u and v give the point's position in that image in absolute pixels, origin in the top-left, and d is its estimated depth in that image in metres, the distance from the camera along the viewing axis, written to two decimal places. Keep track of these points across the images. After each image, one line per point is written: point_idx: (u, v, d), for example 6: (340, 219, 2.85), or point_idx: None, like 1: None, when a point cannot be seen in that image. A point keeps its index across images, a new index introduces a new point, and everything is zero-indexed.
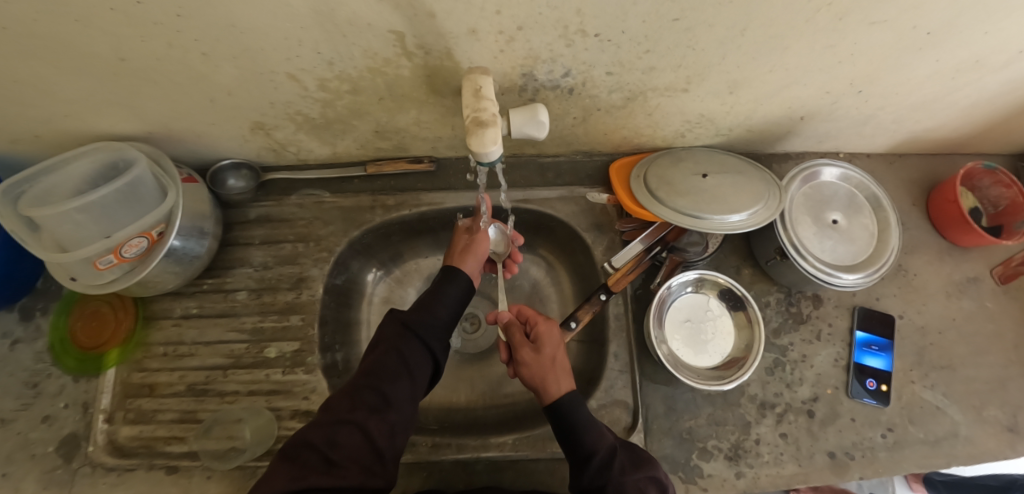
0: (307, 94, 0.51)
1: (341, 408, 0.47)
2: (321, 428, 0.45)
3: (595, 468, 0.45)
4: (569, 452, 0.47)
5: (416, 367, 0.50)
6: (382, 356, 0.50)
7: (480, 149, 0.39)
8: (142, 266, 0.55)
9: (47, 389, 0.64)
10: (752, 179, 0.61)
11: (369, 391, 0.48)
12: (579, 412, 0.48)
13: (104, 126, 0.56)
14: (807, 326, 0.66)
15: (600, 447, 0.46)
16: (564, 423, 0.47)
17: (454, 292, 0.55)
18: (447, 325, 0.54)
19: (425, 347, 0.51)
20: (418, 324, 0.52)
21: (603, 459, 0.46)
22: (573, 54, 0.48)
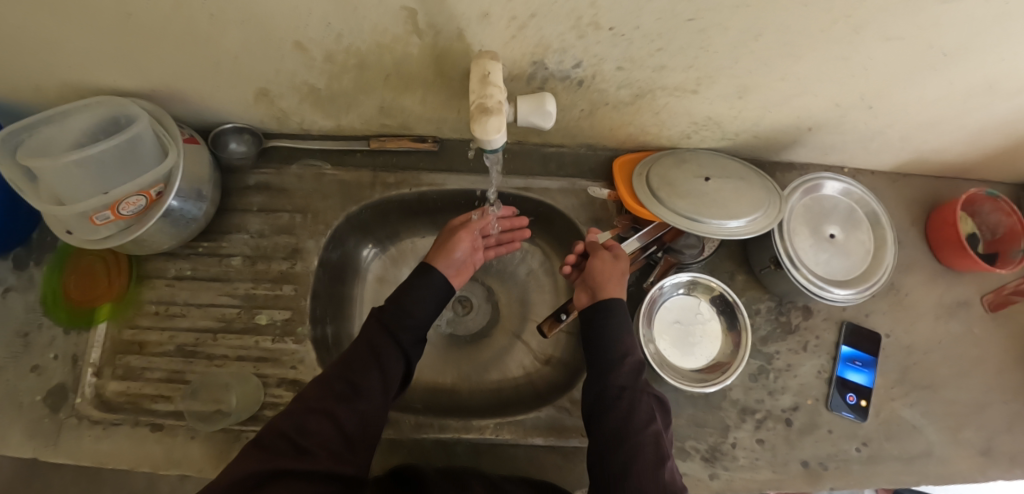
0: (313, 65, 0.51)
1: (313, 395, 0.47)
2: (292, 416, 0.46)
3: (622, 370, 0.50)
4: (602, 353, 0.51)
5: (388, 362, 0.50)
6: (357, 348, 0.50)
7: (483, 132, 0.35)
8: (141, 225, 0.55)
9: (38, 339, 0.64)
10: (754, 186, 0.61)
11: (341, 381, 0.48)
12: (620, 319, 0.53)
13: (107, 81, 0.56)
14: (795, 336, 0.66)
15: (631, 356, 0.51)
16: (604, 321, 0.52)
17: (434, 290, 0.55)
18: (424, 324, 0.54)
19: (399, 343, 0.52)
20: (392, 321, 0.52)
21: (629, 367, 0.50)
22: (584, 46, 0.47)
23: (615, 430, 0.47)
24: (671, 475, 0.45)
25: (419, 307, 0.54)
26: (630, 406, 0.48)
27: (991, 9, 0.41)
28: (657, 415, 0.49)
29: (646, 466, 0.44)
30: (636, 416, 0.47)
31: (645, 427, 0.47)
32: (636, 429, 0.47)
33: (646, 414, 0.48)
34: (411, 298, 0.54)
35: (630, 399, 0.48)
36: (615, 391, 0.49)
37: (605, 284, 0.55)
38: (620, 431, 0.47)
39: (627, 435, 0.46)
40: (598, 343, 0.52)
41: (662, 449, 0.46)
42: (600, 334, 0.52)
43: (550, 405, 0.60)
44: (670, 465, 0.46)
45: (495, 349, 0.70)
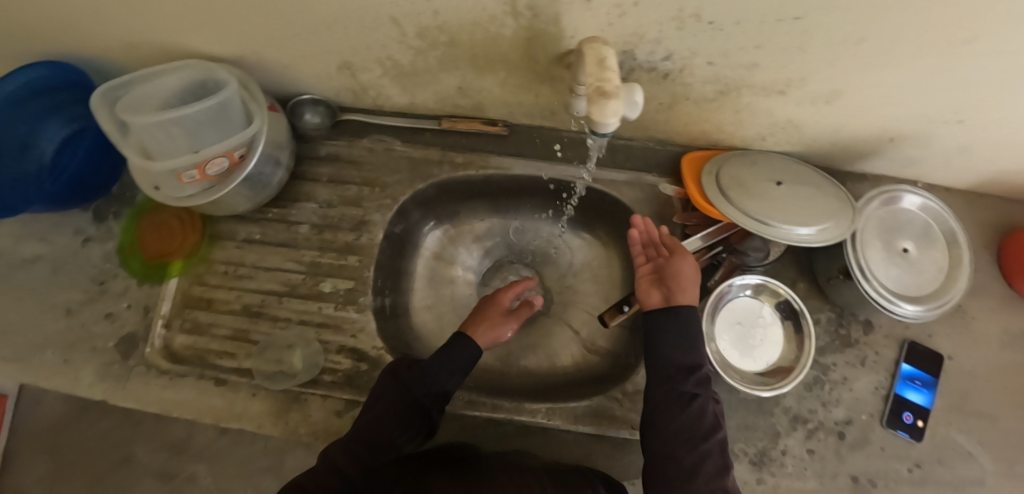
0: (404, 41, 0.51)
1: (336, 458, 0.49)
2: (313, 477, 0.48)
3: (695, 376, 0.50)
4: (677, 355, 0.51)
5: (409, 424, 0.53)
6: (380, 411, 0.52)
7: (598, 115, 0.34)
8: (222, 186, 0.57)
9: (113, 288, 0.67)
10: (828, 195, 0.59)
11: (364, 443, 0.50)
12: (696, 324, 0.53)
13: (200, 45, 0.58)
14: (853, 350, 0.65)
15: (702, 362, 0.52)
16: (682, 325, 0.52)
17: (460, 360, 0.56)
18: (448, 387, 0.55)
19: (422, 408, 0.53)
20: (414, 385, 0.54)
21: (700, 373, 0.51)
22: (679, 38, 0.47)
23: (684, 434, 0.48)
24: (731, 479, 0.48)
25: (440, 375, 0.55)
26: (700, 411, 0.49)
27: None
28: (720, 422, 0.51)
29: (711, 472, 0.47)
30: (705, 423, 0.49)
31: (711, 435, 0.49)
32: (705, 435, 0.48)
33: (714, 421, 0.49)
34: (437, 364, 0.55)
35: (701, 405, 0.49)
36: (686, 396, 0.50)
37: (688, 289, 0.54)
38: (689, 436, 0.48)
39: (697, 439, 0.48)
40: (672, 345, 0.52)
41: (724, 455, 0.49)
42: (675, 335, 0.52)
43: (602, 395, 0.60)
44: (730, 472, 0.48)
45: (544, 336, 0.71)
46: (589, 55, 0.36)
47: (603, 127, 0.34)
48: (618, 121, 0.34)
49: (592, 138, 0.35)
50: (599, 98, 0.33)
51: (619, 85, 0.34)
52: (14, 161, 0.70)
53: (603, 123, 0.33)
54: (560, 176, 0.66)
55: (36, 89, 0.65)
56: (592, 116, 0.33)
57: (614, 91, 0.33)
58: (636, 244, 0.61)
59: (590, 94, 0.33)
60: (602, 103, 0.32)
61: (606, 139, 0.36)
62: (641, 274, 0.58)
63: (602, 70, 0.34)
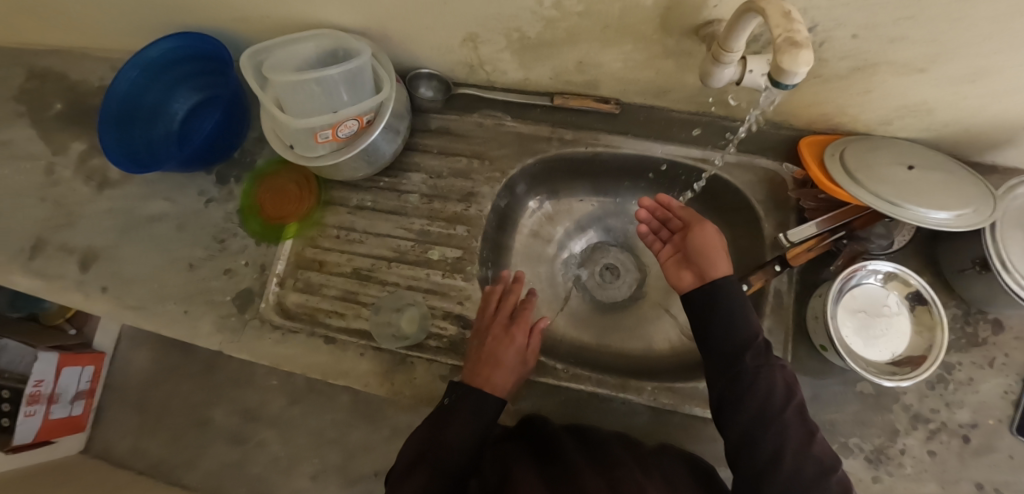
0: (537, 11, 0.52)
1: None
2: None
3: (751, 350, 0.47)
4: (724, 336, 0.48)
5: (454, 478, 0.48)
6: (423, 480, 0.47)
7: (789, 65, 0.33)
8: (349, 148, 0.60)
9: (232, 246, 0.72)
10: (963, 181, 0.56)
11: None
12: (741, 296, 0.50)
13: (335, 16, 0.61)
14: (981, 350, 0.61)
15: (755, 333, 0.48)
16: (724, 304, 0.49)
17: (479, 415, 0.52)
18: (476, 438, 0.51)
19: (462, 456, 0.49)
20: (441, 447, 0.50)
21: (755, 345, 0.48)
22: (829, 8, 0.46)
23: (756, 414, 0.45)
24: (823, 445, 0.45)
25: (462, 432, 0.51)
26: (767, 384, 0.46)
27: None
28: (794, 388, 0.47)
29: (800, 444, 0.44)
30: (774, 397, 0.45)
31: (787, 409, 0.45)
32: (779, 410, 0.45)
33: (785, 391, 0.46)
34: (457, 419, 0.51)
35: (767, 379, 0.46)
36: (749, 375, 0.46)
37: (713, 257, 0.53)
38: (762, 415, 0.45)
39: (773, 416, 0.45)
40: (719, 326, 0.49)
41: (808, 423, 0.45)
42: (721, 316, 0.49)
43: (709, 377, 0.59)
44: (818, 437, 0.45)
45: (639, 318, 0.70)
46: (769, 9, 0.34)
47: (791, 77, 0.34)
48: (805, 72, 0.34)
49: (772, 89, 0.36)
50: (788, 49, 0.33)
51: (807, 37, 0.33)
52: (145, 127, 0.75)
53: (793, 73, 0.33)
54: (667, 156, 0.65)
55: (175, 59, 0.70)
56: (785, 66, 0.33)
57: (802, 42, 0.33)
58: (650, 233, 0.62)
59: (777, 43, 0.33)
60: (794, 51, 0.32)
61: (784, 91, 0.36)
62: (667, 260, 0.58)
63: (790, 21, 0.33)
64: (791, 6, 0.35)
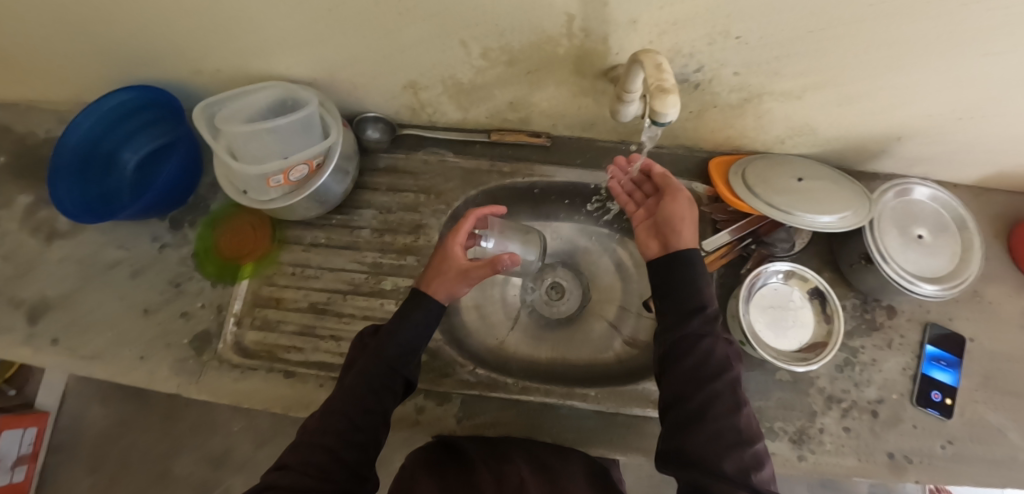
0: (468, 60, 0.59)
1: (315, 430, 0.48)
2: (297, 452, 0.47)
3: (699, 319, 0.51)
4: (682, 300, 0.52)
5: (382, 388, 0.51)
6: (357, 380, 0.50)
7: (660, 105, 0.40)
8: (300, 192, 0.64)
9: (188, 289, 0.73)
10: (846, 189, 0.65)
11: (340, 418, 0.48)
12: (702, 269, 0.54)
13: (284, 67, 0.66)
14: (880, 333, 0.69)
15: (708, 306, 0.52)
16: (688, 273, 0.53)
17: (426, 318, 0.54)
18: (413, 347, 0.53)
19: (390, 364, 0.51)
20: (381, 348, 0.52)
21: (706, 315, 0.51)
22: (710, 52, 0.54)
23: (691, 374, 0.49)
24: (746, 419, 0.48)
25: (399, 349, 0.52)
26: (707, 351, 0.50)
27: None
28: (732, 364, 0.51)
29: (722, 409, 0.47)
30: (712, 363, 0.49)
31: (721, 376, 0.48)
32: (712, 375, 0.48)
33: (724, 361, 0.49)
34: (399, 328, 0.53)
35: (708, 346, 0.50)
36: (694, 336, 0.50)
37: (679, 229, 0.56)
38: (698, 374, 0.49)
39: (706, 379, 0.48)
40: (675, 291, 0.53)
41: (737, 397, 0.48)
42: (679, 283, 0.53)
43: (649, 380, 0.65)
44: (745, 412, 0.48)
45: (586, 330, 0.75)
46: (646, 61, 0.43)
47: (664, 115, 0.40)
48: (677, 111, 0.40)
49: (652, 127, 0.42)
50: (660, 93, 0.40)
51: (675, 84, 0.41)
52: (97, 177, 0.75)
53: (665, 112, 0.40)
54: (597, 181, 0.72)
55: (128, 110, 0.72)
56: (657, 105, 0.40)
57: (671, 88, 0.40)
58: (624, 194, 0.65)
59: (652, 90, 0.40)
60: (664, 96, 0.39)
61: (661, 129, 0.42)
62: (640, 222, 0.61)
63: (660, 71, 0.41)
64: (663, 60, 0.43)
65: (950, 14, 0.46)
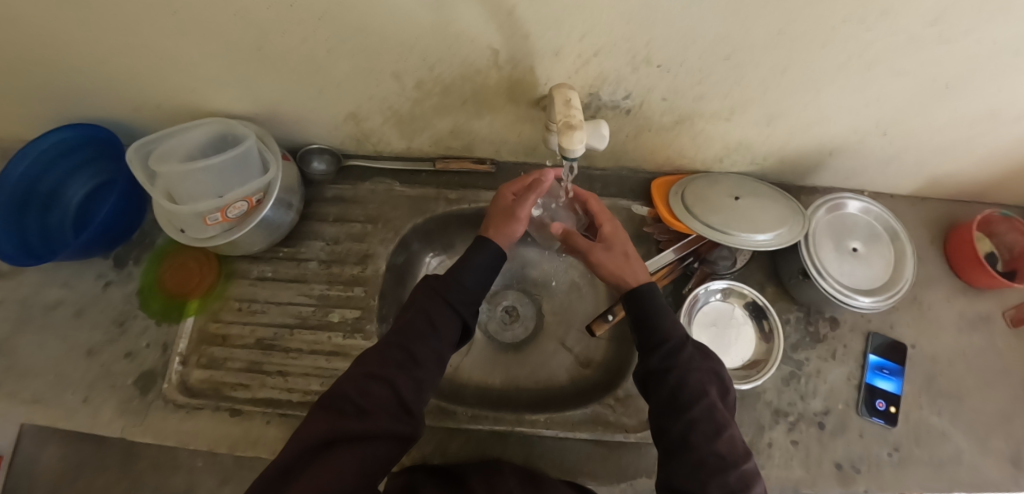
0: (403, 92, 0.60)
1: (373, 363, 0.51)
2: (354, 381, 0.49)
3: (664, 352, 0.53)
4: (647, 335, 0.55)
5: (443, 326, 0.54)
6: (413, 318, 0.54)
7: (568, 143, 0.44)
8: (241, 227, 0.64)
9: (132, 328, 0.71)
10: (781, 206, 0.67)
11: (398, 350, 0.52)
12: (660, 302, 0.56)
13: (220, 104, 0.65)
14: (824, 345, 0.71)
15: (673, 337, 0.54)
16: (647, 309, 0.56)
17: (489, 261, 0.59)
18: (474, 291, 0.57)
19: (452, 308, 0.55)
20: (445, 289, 0.56)
21: (671, 346, 0.53)
22: (635, 79, 0.56)
23: (667, 406, 0.50)
24: (730, 441, 0.48)
25: (461, 297, 0.56)
26: (677, 381, 0.51)
27: (982, 49, 0.48)
28: (710, 388, 0.51)
29: (702, 437, 0.48)
30: (685, 391, 0.50)
31: (695, 404, 0.49)
32: (687, 404, 0.50)
33: (697, 387, 0.50)
34: (462, 270, 0.57)
35: (679, 376, 0.51)
36: (663, 367, 0.52)
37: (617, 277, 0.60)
38: (673, 405, 0.50)
39: (682, 409, 0.49)
40: (642, 327, 0.56)
41: (717, 421, 0.49)
42: (645, 319, 0.56)
43: (597, 401, 0.65)
44: (727, 434, 0.49)
45: (540, 352, 0.76)
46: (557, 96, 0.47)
47: (572, 152, 0.44)
48: (583, 147, 0.44)
49: (564, 162, 0.46)
50: (567, 130, 0.43)
51: (583, 120, 0.45)
52: (37, 216, 0.74)
53: (571, 149, 0.43)
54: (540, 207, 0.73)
55: (68, 148, 0.71)
56: (564, 144, 0.43)
57: (577, 125, 0.44)
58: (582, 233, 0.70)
59: (561, 128, 0.44)
60: (571, 134, 0.43)
61: (573, 163, 0.46)
62: None
63: (568, 107, 0.45)
64: (572, 94, 0.47)
65: (850, 38, 0.48)
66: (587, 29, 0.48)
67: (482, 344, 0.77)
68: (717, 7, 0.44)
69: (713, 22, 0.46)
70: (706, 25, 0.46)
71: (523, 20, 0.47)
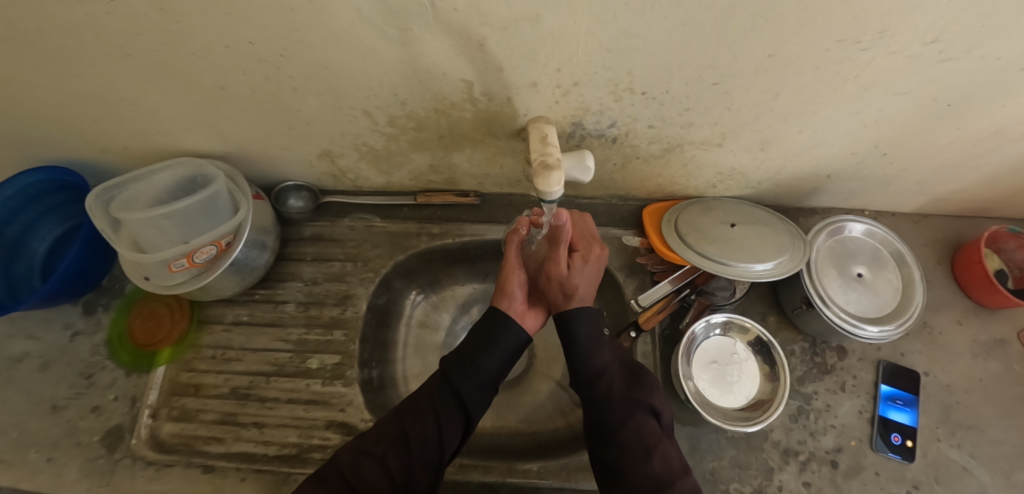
0: (376, 128, 0.57)
1: (369, 439, 0.51)
2: (350, 454, 0.50)
3: (587, 379, 0.54)
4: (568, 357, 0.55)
5: (445, 417, 0.52)
6: (418, 394, 0.54)
7: (544, 187, 0.47)
8: (209, 272, 0.61)
9: (99, 381, 0.67)
10: (778, 231, 0.64)
11: (393, 426, 0.52)
12: (582, 330, 0.54)
13: (187, 145, 0.62)
14: (832, 376, 0.67)
15: (596, 366, 0.54)
16: (570, 336, 0.54)
17: (504, 339, 0.54)
18: (491, 376, 0.54)
19: (456, 393, 0.53)
20: (457, 376, 0.53)
21: (593, 374, 0.54)
22: (620, 108, 0.53)
23: (597, 428, 0.52)
24: (664, 459, 0.50)
25: (473, 386, 0.53)
26: (606, 406, 0.52)
27: (985, 66, 0.45)
28: (637, 410, 0.52)
29: (634, 460, 0.49)
30: (611, 419, 0.52)
31: (623, 428, 0.51)
32: (615, 429, 0.51)
33: (624, 411, 0.52)
34: (483, 350, 0.53)
35: (603, 404, 0.53)
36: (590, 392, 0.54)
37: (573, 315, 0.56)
38: (603, 427, 0.52)
39: (611, 434, 0.51)
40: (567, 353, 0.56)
41: (645, 441, 0.50)
42: (572, 347, 0.54)
43: None
44: (659, 453, 0.50)
45: (531, 392, 0.73)
46: (533, 134, 0.51)
47: (550, 193, 0.47)
48: (561, 188, 0.48)
49: (543, 202, 0.49)
50: (545, 172, 0.47)
51: (559, 159, 0.49)
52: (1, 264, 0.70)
53: (549, 191, 0.47)
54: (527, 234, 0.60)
55: (40, 191, 0.68)
56: (539, 191, 0.47)
57: (554, 165, 0.48)
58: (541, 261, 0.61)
59: (538, 168, 0.48)
60: (546, 176, 0.46)
61: (554, 203, 0.50)
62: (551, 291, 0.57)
63: (544, 146, 0.49)
64: (549, 131, 0.51)
65: (845, 60, 0.45)
66: (564, 60, 0.45)
67: None
68: (699, 32, 0.41)
69: (696, 49, 0.43)
70: (690, 52, 0.44)
71: (495, 53, 0.44)
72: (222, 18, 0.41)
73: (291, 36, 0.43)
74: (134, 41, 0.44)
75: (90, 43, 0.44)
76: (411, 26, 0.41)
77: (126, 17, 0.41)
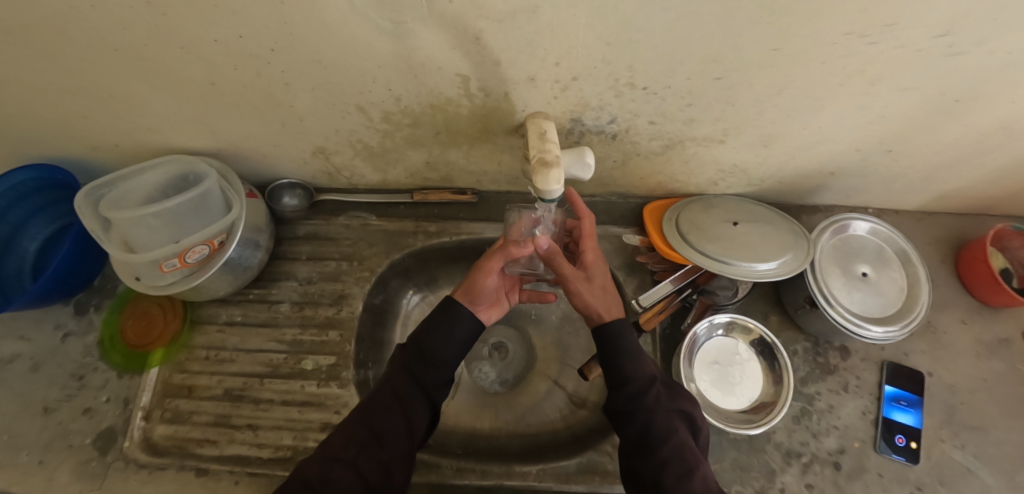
0: (370, 125, 0.56)
1: (336, 445, 0.48)
2: (317, 463, 0.47)
3: (629, 392, 0.50)
4: (611, 372, 0.52)
5: (411, 406, 0.51)
6: (379, 390, 0.52)
7: (543, 186, 0.46)
8: (202, 271, 0.59)
9: (91, 382, 0.66)
10: (781, 230, 0.63)
11: (361, 428, 0.49)
12: (627, 340, 0.53)
13: (178, 142, 0.61)
14: (834, 377, 0.66)
15: (639, 375, 0.51)
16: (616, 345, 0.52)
17: (461, 326, 0.54)
18: (449, 363, 0.53)
19: (420, 382, 0.52)
20: (417, 365, 0.52)
21: (640, 385, 0.50)
22: (620, 103, 0.51)
23: (637, 444, 0.48)
24: (705, 481, 0.45)
25: (434, 372, 0.52)
26: (646, 421, 0.49)
27: (995, 61, 0.44)
28: (678, 424, 0.49)
29: (675, 479, 0.45)
30: (653, 433, 0.48)
31: (664, 442, 0.47)
32: (657, 443, 0.47)
33: (667, 424, 0.48)
34: (439, 339, 0.53)
35: (646, 415, 0.49)
36: (627, 406, 0.50)
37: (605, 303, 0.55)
38: (644, 444, 0.48)
39: (652, 449, 0.47)
40: (609, 363, 0.53)
41: (688, 460, 0.46)
42: (614, 359, 0.52)
43: (593, 449, 0.60)
44: (699, 473, 0.45)
45: (530, 392, 0.72)
46: (532, 130, 0.50)
47: (548, 192, 0.46)
48: (560, 187, 0.46)
49: (542, 201, 0.48)
50: (543, 170, 0.46)
51: (558, 156, 0.48)
52: None
53: (548, 189, 0.46)
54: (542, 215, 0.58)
55: (29, 190, 0.67)
56: (538, 190, 0.46)
57: (553, 162, 0.47)
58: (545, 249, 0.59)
59: (537, 166, 0.46)
60: (545, 174, 0.45)
61: (553, 202, 0.49)
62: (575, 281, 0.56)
63: (543, 143, 0.48)
64: (548, 128, 0.50)
65: (852, 54, 0.44)
66: (562, 53, 0.44)
67: (472, 384, 0.73)
68: (703, 25, 0.40)
69: (699, 42, 0.42)
70: (692, 45, 0.42)
71: (491, 47, 0.43)
72: (208, 11, 0.39)
73: (281, 29, 0.41)
74: (120, 36, 0.43)
75: (76, 38, 0.43)
76: (405, 18, 0.39)
77: (110, 10, 0.40)
